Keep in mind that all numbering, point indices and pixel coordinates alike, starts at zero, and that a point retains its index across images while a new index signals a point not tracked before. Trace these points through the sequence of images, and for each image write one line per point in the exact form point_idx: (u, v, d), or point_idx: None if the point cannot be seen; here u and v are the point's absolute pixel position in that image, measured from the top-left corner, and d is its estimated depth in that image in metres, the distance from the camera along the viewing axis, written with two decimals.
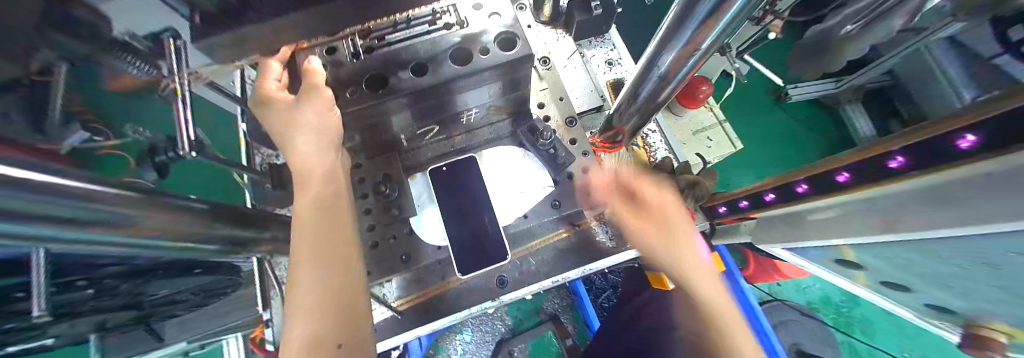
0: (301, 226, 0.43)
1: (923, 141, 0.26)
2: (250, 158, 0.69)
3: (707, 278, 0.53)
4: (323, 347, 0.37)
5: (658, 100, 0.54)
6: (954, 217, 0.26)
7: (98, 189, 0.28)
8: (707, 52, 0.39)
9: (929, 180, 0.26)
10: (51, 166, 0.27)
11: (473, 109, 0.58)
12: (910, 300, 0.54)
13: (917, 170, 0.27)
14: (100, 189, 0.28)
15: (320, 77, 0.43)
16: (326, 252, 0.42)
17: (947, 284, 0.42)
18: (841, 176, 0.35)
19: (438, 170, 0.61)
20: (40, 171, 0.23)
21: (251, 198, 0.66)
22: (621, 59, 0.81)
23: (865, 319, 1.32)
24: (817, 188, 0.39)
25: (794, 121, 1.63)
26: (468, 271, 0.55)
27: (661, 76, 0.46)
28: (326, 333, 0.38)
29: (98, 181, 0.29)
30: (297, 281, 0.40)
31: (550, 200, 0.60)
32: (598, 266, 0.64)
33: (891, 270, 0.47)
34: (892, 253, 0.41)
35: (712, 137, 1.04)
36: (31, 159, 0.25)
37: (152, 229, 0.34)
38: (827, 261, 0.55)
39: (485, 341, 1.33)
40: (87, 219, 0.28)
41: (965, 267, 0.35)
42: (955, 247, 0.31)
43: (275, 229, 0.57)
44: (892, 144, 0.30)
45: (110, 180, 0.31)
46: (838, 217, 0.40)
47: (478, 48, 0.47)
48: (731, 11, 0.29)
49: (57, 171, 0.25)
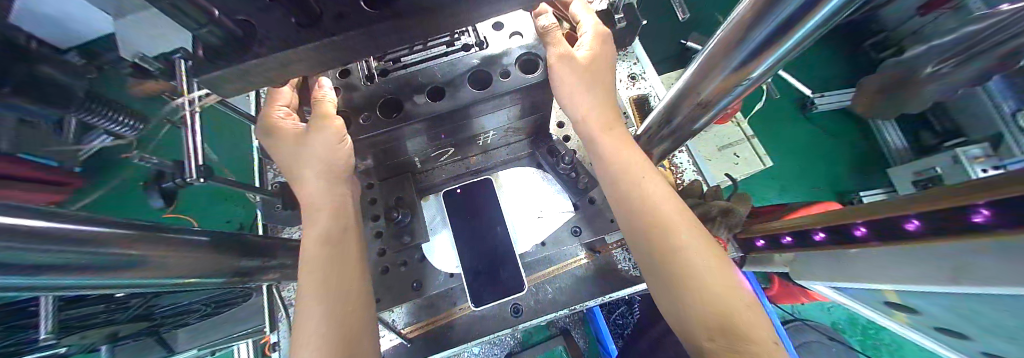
0: (307, 260, 0.42)
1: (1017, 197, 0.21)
2: (262, 175, 0.70)
3: (707, 244, 0.38)
4: None
5: (693, 126, 0.51)
6: None
7: (90, 231, 0.27)
8: (759, 77, 0.36)
9: (1020, 240, 0.22)
10: (51, 210, 0.26)
11: (490, 132, 0.56)
12: (964, 348, 0.46)
13: (1009, 229, 0.22)
14: (93, 229, 0.27)
15: (330, 107, 0.43)
16: (329, 285, 0.40)
17: (1012, 336, 0.34)
18: (912, 223, 0.30)
19: (451, 193, 0.58)
20: (20, 220, 0.22)
21: (262, 219, 0.65)
22: (645, 73, 0.78)
23: (896, 343, 1.21)
24: (879, 234, 0.34)
25: (820, 132, 1.55)
26: (480, 302, 0.51)
27: (699, 103, 0.43)
28: None
29: (94, 221, 0.28)
30: (300, 309, 0.39)
31: (571, 226, 0.56)
32: (619, 295, 0.60)
33: (946, 315, 0.39)
34: (956, 305, 0.35)
35: (740, 154, 0.99)
36: (25, 206, 0.23)
37: (153, 268, 0.33)
38: (875, 301, 0.48)
39: (491, 353, 1.29)
40: (85, 263, 0.27)
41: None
42: (1013, 307, 0.28)
43: (283, 256, 0.56)
44: (981, 192, 0.25)
45: (106, 218, 0.30)
46: (883, 264, 0.37)
47: (497, 71, 0.46)
48: (800, 34, 0.25)
49: (51, 216, 0.24)
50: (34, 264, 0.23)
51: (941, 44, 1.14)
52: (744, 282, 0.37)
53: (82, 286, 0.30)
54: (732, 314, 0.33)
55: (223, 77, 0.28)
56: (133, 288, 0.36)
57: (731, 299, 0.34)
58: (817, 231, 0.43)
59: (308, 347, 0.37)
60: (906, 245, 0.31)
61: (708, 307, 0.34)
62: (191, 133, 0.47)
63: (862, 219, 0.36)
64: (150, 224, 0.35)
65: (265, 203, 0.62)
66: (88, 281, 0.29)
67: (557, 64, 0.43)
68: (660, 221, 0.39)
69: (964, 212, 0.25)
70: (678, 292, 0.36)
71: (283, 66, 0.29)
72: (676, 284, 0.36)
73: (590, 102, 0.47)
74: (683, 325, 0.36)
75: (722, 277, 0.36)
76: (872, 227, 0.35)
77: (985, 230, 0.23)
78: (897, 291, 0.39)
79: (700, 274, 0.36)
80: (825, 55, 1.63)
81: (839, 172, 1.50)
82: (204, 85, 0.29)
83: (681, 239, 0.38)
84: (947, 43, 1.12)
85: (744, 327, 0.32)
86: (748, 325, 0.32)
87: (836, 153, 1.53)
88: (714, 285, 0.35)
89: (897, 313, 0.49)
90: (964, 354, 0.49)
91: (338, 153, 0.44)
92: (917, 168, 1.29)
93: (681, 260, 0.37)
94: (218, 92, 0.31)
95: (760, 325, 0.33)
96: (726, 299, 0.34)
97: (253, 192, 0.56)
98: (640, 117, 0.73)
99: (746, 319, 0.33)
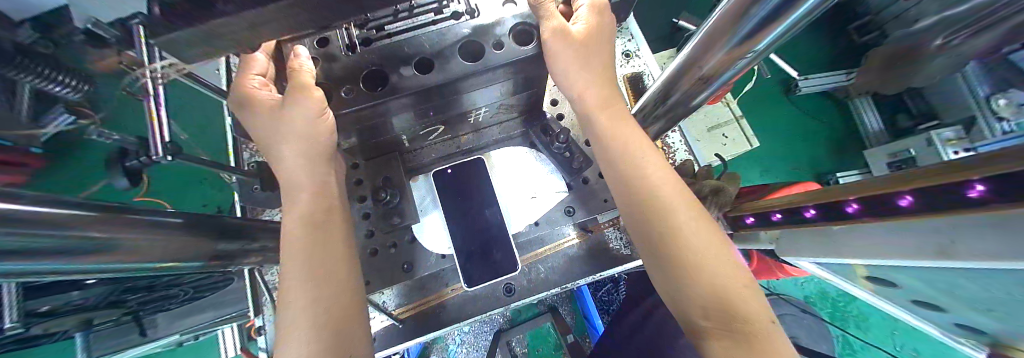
0: (291, 243, 0.39)
1: (1016, 172, 0.21)
2: (238, 155, 0.66)
3: (706, 227, 0.38)
4: None
5: (691, 104, 0.50)
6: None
7: (55, 212, 0.24)
8: (765, 50, 0.34)
9: (1019, 216, 0.22)
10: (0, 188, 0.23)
11: (482, 109, 0.54)
12: (938, 319, 0.48)
13: (1001, 203, 0.22)
14: (56, 209, 0.25)
15: (309, 78, 0.40)
16: (316, 270, 0.38)
17: (988, 308, 0.36)
18: (905, 199, 0.30)
19: (442, 173, 0.56)
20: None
21: (239, 201, 0.61)
22: (640, 50, 0.76)
23: (863, 313, 1.30)
24: (871, 210, 0.35)
25: (803, 114, 1.58)
26: (474, 283, 0.51)
27: (700, 78, 0.41)
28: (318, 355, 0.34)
29: (58, 201, 0.26)
30: (287, 297, 0.37)
31: (564, 206, 0.56)
32: (610, 273, 0.60)
33: (924, 289, 0.41)
34: (938, 279, 0.36)
35: (728, 134, 0.99)
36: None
37: (124, 252, 0.31)
38: (857, 277, 0.50)
39: (482, 330, 1.37)
40: (43, 249, 0.24)
41: (1011, 292, 0.30)
42: (993, 279, 0.29)
43: (263, 238, 0.53)
44: (978, 169, 0.25)
45: (69, 199, 0.27)
46: (869, 241, 0.38)
47: (490, 42, 0.43)
48: (808, 6, 0.24)
49: (4, 195, 0.22)
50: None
51: (954, 15, 1.07)
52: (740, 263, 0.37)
53: (45, 272, 0.27)
54: (726, 295, 0.34)
55: (184, 39, 0.25)
56: (103, 274, 0.33)
57: (727, 280, 0.35)
58: (809, 208, 0.44)
59: (292, 330, 0.35)
60: (894, 220, 0.32)
61: (703, 288, 0.34)
62: (154, 105, 0.42)
63: (854, 195, 0.36)
64: (116, 206, 0.32)
65: (241, 183, 0.58)
66: (50, 266, 0.26)
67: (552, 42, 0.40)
68: (660, 204, 0.39)
69: (959, 188, 0.25)
70: (673, 271, 0.37)
71: (253, 27, 0.25)
72: (672, 264, 0.37)
73: (587, 78, 0.45)
74: (678, 303, 0.37)
75: (719, 260, 0.36)
76: (863, 203, 0.35)
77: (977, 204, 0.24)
78: (876, 265, 0.41)
79: (700, 257, 0.36)
80: (813, 38, 1.64)
81: (820, 155, 1.55)
82: (160, 47, 0.26)
83: (681, 222, 0.37)
84: (960, 14, 1.06)
85: (739, 307, 0.33)
86: (742, 305, 0.33)
87: (819, 136, 1.57)
88: (711, 266, 0.35)
89: (877, 289, 0.51)
90: (934, 324, 0.52)
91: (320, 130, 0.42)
92: (892, 151, 1.34)
93: (680, 243, 0.37)
94: (178, 56, 0.28)
95: (753, 306, 0.33)
96: (722, 280, 0.35)
97: (227, 172, 0.52)
98: (633, 95, 0.72)
99: (741, 300, 0.33)
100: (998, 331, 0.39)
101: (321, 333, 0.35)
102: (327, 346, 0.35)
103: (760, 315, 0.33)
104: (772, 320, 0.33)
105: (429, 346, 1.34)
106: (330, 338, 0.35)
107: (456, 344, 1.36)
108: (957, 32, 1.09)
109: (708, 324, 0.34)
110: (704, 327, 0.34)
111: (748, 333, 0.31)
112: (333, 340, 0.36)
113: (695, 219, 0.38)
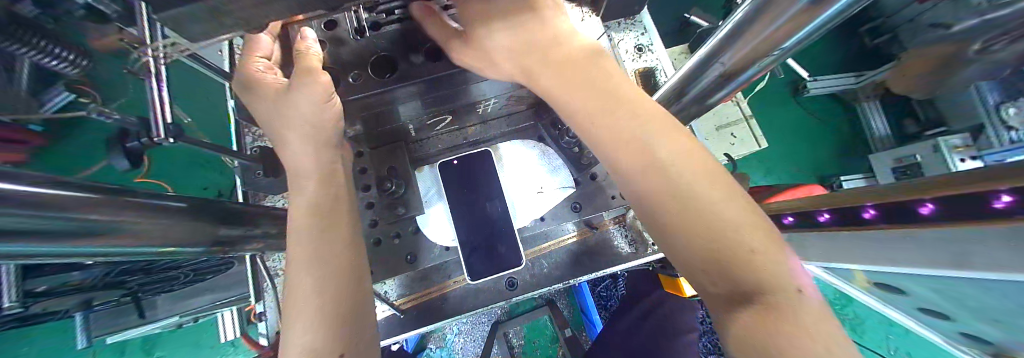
0: (296, 231, 0.39)
1: None
2: (240, 139, 0.65)
3: (718, 185, 0.32)
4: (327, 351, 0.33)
5: (706, 102, 0.49)
6: None
7: (58, 194, 0.23)
8: (790, 49, 0.32)
9: None
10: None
11: (491, 100, 0.52)
12: (942, 327, 0.49)
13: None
14: (59, 191, 0.24)
15: (316, 62, 0.39)
16: (324, 259, 0.38)
17: (1000, 320, 0.36)
18: (926, 207, 0.30)
19: (448, 165, 0.55)
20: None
21: (240, 185, 0.60)
22: (652, 45, 0.74)
23: (858, 317, 1.32)
24: (888, 217, 0.34)
25: (810, 116, 1.57)
26: (478, 277, 0.51)
27: (720, 75, 0.39)
28: (324, 340, 0.34)
29: (61, 183, 0.25)
30: (295, 284, 0.37)
31: (571, 202, 0.55)
32: (613, 271, 0.60)
33: (934, 298, 0.41)
34: (951, 289, 0.36)
35: (737, 134, 0.98)
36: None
37: (128, 236, 0.30)
38: (863, 283, 0.50)
39: (479, 321, 1.40)
40: (44, 232, 0.23)
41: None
42: (1012, 292, 0.29)
43: (265, 223, 0.52)
44: (1006, 180, 0.24)
45: (71, 180, 0.26)
46: (883, 247, 0.37)
47: (455, 43, 0.42)
48: (844, 3, 0.23)
49: (8, 175, 0.21)
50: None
51: (996, 19, 0.97)
52: (764, 222, 0.31)
53: (48, 254, 0.27)
54: (733, 261, 0.29)
55: (186, 16, 0.23)
56: (105, 257, 0.32)
57: (744, 240, 0.29)
58: (823, 212, 0.43)
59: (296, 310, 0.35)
60: (909, 227, 0.31)
61: (709, 252, 0.30)
62: (155, 84, 0.40)
63: (871, 201, 0.36)
64: (119, 188, 0.31)
65: (242, 168, 0.57)
66: (53, 248, 0.26)
67: (499, 36, 0.43)
68: (659, 163, 0.33)
69: (984, 198, 0.25)
70: (675, 236, 0.33)
71: (261, 4, 0.24)
72: (675, 230, 0.32)
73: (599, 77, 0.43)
74: (688, 269, 0.34)
75: (730, 220, 0.30)
76: (881, 210, 0.35)
77: (1002, 216, 0.23)
78: (888, 273, 0.41)
79: (711, 218, 0.30)
80: (825, 39, 1.61)
81: (824, 158, 1.54)
82: (161, 22, 0.24)
83: (685, 183, 0.32)
84: (1003, 18, 0.96)
85: (751, 272, 0.28)
86: (756, 272, 0.28)
87: (824, 138, 1.56)
88: (721, 230, 0.30)
89: (883, 295, 0.51)
90: (936, 331, 0.52)
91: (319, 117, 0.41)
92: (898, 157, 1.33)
93: (685, 207, 0.32)
94: (180, 32, 0.26)
95: (773, 270, 0.28)
96: (738, 242, 0.29)
97: (230, 156, 0.51)
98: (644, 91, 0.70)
99: (756, 265, 0.28)
100: (1004, 340, 0.40)
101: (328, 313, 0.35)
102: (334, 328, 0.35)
103: (783, 280, 0.28)
104: (797, 288, 0.27)
105: (427, 335, 1.36)
106: (336, 319, 0.35)
107: (453, 334, 1.38)
108: (995, 38, 1.00)
109: (721, 293, 0.30)
110: (721, 298, 0.31)
111: (764, 304, 0.27)
112: (339, 319, 0.36)
113: (702, 175, 0.32)
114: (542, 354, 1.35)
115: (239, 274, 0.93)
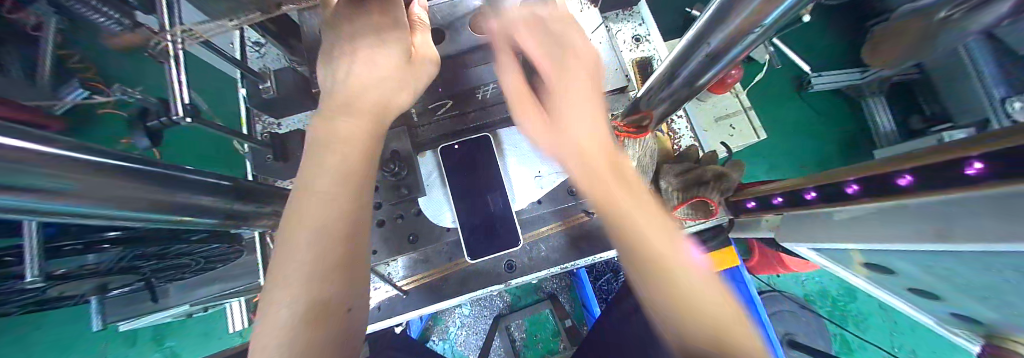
0: (321, 165, 0.35)
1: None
2: (251, 126, 0.68)
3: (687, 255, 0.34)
4: (332, 310, 0.31)
5: (696, 85, 0.50)
6: (1003, 230, 0.23)
7: (91, 160, 0.26)
8: (771, 27, 0.33)
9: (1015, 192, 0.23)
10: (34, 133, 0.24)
11: (490, 85, 0.55)
12: (935, 309, 0.49)
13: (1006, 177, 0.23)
14: (91, 159, 0.26)
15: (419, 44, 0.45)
16: (340, 203, 0.34)
17: (991, 296, 0.37)
18: (906, 178, 0.33)
19: (449, 150, 0.57)
20: (15, 139, 0.21)
21: (252, 170, 0.63)
22: (650, 35, 0.75)
23: (861, 313, 1.38)
24: (869, 190, 0.38)
25: (813, 112, 1.57)
26: (477, 256, 0.53)
27: (707, 56, 0.40)
28: (324, 296, 0.31)
29: (96, 151, 0.27)
30: (299, 221, 0.33)
31: (567, 187, 0.60)
32: (609, 255, 0.63)
33: (921, 275, 0.42)
34: (938, 264, 0.37)
35: (737, 125, 0.99)
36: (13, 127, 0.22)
37: (145, 204, 0.32)
38: (857, 264, 0.51)
39: (481, 315, 1.43)
40: (59, 195, 0.25)
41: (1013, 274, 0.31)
42: (993, 262, 0.30)
43: (277, 203, 0.55)
44: (982, 148, 0.27)
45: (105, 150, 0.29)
46: (870, 221, 0.38)
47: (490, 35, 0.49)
48: None
49: (40, 138, 0.23)
50: (32, 186, 0.22)
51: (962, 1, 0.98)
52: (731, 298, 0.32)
53: (82, 214, 0.29)
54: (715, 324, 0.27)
55: None
56: (130, 222, 0.35)
57: (717, 307, 0.29)
58: (810, 191, 0.47)
59: (299, 231, 0.32)
60: (891, 199, 0.35)
61: (683, 308, 0.29)
62: (173, 69, 0.42)
63: (856, 177, 0.39)
64: (147, 159, 0.33)
65: (255, 153, 0.61)
66: (85, 208, 0.28)
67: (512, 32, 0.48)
68: (633, 219, 0.36)
69: (961, 165, 0.28)
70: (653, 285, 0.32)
71: None
72: (652, 279, 0.32)
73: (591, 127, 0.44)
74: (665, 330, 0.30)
75: (697, 287, 0.31)
76: (863, 185, 0.38)
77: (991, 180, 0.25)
78: (875, 251, 0.42)
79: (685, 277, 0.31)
80: (827, 34, 1.60)
81: (827, 153, 1.53)
82: None
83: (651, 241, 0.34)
84: None
85: (703, 315, 0.28)
86: (733, 339, 0.26)
87: (826, 134, 1.55)
88: (691, 291, 0.30)
89: (879, 279, 0.52)
90: (934, 316, 0.52)
91: (359, 76, 0.41)
92: (902, 152, 1.32)
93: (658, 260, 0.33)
94: None
95: (746, 346, 0.26)
96: (713, 310, 0.29)
97: (242, 140, 0.54)
98: (641, 80, 0.73)
99: (732, 335, 0.27)
100: (993, 317, 0.41)
101: (327, 248, 0.32)
102: (335, 268, 0.32)
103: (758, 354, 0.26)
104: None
105: (430, 327, 1.40)
106: (342, 258, 0.33)
107: (456, 327, 1.41)
108: None
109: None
110: None
111: None
112: (344, 258, 0.33)
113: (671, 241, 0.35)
114: (544, 347, 1.37)
115: (249, 263, 0.96)
